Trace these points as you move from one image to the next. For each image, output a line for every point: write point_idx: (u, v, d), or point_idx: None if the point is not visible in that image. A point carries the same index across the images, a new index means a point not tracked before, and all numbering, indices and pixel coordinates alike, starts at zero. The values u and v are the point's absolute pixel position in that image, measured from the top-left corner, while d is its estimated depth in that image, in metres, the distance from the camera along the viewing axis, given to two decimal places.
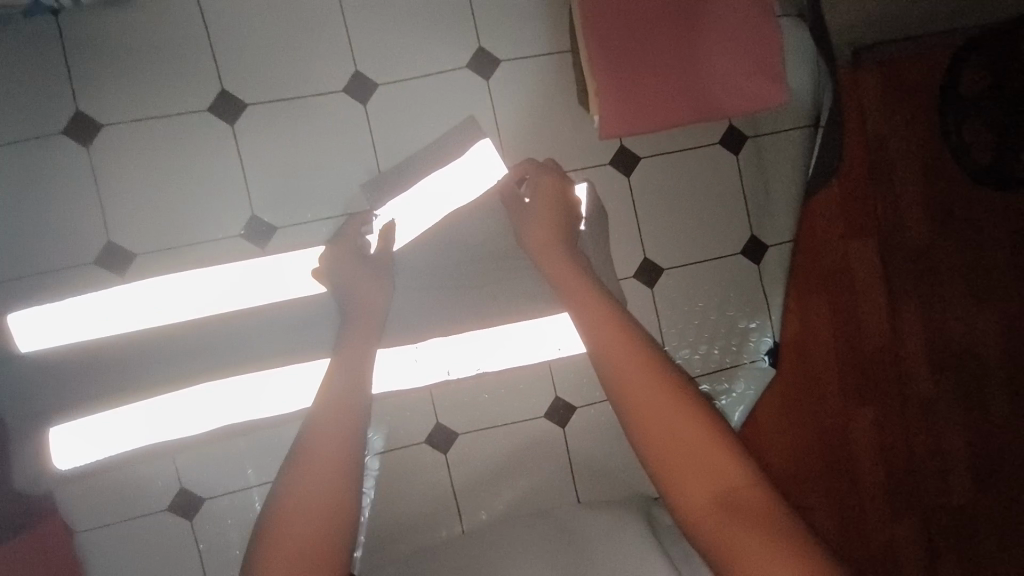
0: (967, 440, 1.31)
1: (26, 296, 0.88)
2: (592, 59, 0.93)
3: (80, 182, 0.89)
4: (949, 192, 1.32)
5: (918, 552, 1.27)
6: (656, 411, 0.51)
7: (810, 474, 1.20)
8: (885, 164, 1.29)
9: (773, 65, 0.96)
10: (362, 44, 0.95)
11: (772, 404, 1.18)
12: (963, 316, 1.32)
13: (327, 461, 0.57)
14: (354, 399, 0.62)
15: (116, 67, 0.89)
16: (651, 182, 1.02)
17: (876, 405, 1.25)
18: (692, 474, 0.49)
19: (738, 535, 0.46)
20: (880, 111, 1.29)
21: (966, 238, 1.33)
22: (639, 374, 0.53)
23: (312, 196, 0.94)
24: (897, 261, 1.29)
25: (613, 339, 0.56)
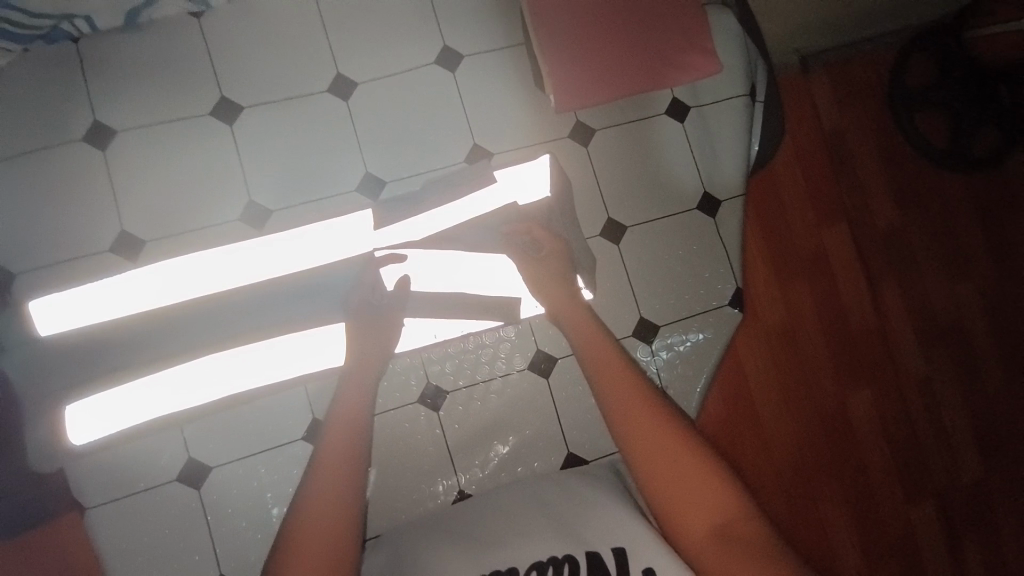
0: (967, 417, 1.38)
1: (51, 285, 0.98)
2: (543, 45, 1.05)
3: (98, 181, 1.01)
4: (917, 179, 1.43)
5: (939, 532, 1.31)
6: (671, 471, 0.62)
7: (816, 467, 1.27)
8: (850, 157, 1.40)
9: (702, 39, 1.09)
10: (342, 50, 1.08)
11: (770, 397, 1.27)
12: (948, 297, 1.41)
13: (339, 458, 0.63)
14: (357, 410, 0.69)
15: (130, 80, 1.02)
16: (607, 150, 1.13)
17: (871, 389, 1.33)
18: (692, 507, 0.61)
19: (728, 559, 0.57)
20: (838, 104, 1.40)
21: (939, 222, 1.43)
22: (649, 432, 0.64)
23: (303, 182, 1.06)
24: (875, 252, 1.39)
25: (626, 392, 0.67)
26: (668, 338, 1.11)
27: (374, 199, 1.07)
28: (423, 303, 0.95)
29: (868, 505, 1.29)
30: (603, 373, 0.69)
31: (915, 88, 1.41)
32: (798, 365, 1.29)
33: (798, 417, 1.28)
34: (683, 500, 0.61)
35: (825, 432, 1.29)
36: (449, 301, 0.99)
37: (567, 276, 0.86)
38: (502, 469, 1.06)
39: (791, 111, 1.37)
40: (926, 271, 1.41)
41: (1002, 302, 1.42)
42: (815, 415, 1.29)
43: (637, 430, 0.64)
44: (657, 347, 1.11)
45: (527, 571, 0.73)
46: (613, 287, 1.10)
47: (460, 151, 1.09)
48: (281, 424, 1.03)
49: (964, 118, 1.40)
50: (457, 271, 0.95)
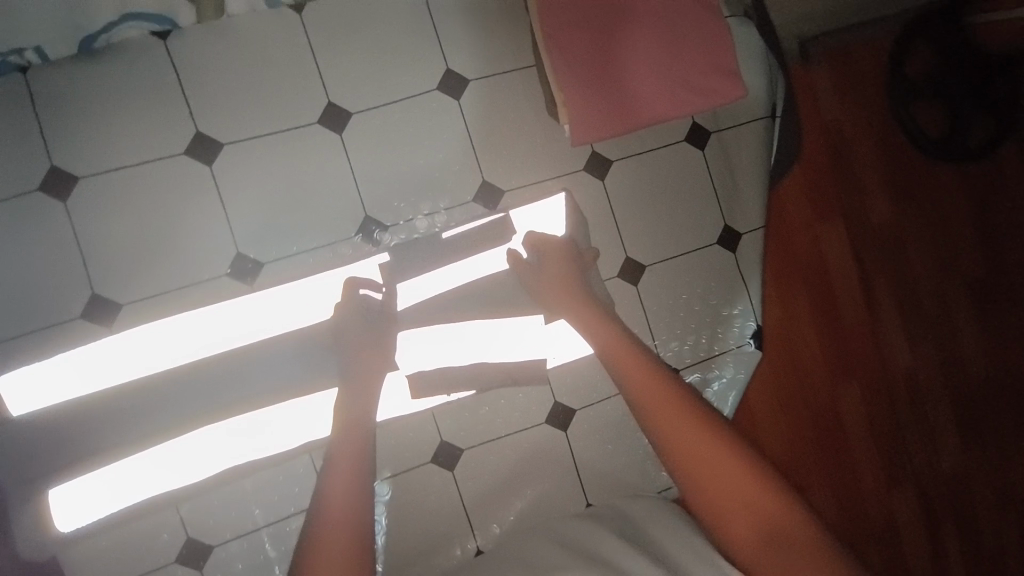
0: (954, 409, 1.39)
1: (17, 359, 0.88)
2: (553, 67, 0.95)
3: (63, 237, 0.89)
4: (911, 171, 1.40)
5: (919, 520, 1.33)
6: (710, 463, 0.59)
7: (807, 464, 1.26)
8: (846, 150, 1.35)
9: (727, 64, 1.00)
10: (333, 76, 0.96)
11: (765, 398, 1.24)
12: (935, 286, 1.40)
13: (340, 504, 0.59)
14: (360, 420, 0.70)
15: (92, 115, 0.89)
16: (624, 184, 1.05)
17: (861, 384, 1.31)
18: (735, 500, 0.58)
19: (785, 560, 0.54)
20: (837, 98, 1.35)
21: (932, 215, 1.41)
22: (681, 422, 0.62)
23: (296, 229, 0.95)
24: (867, 241, 1.35)
25: (654, 390, 0.65)
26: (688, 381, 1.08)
27: (377, 246, 0.97)
28: (434, 374, 0.96)
29: (856, 497, 1.29)
30: (632, 372, 0.67)
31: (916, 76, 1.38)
32: (791, 362, 1.26)
33: (789, 415, 1.25)
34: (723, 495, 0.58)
35: (815, 429, 1.27)
36: (459, 372, 0.97)
37: (602, 310, 0.81)
38: (521, 523, 1.02)
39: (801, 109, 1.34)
40: (914, 260, 1.39)
41: (991, 297, 1.42)
42: (806, 411, 1.26)
43: (665, 428, 0.62)
44: None
45: None
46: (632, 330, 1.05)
47: (470, 189, 1.00)
48: (287, 494, 0.95)
49: (958, 108, 1.37)
50: (457, 345, 0.97)
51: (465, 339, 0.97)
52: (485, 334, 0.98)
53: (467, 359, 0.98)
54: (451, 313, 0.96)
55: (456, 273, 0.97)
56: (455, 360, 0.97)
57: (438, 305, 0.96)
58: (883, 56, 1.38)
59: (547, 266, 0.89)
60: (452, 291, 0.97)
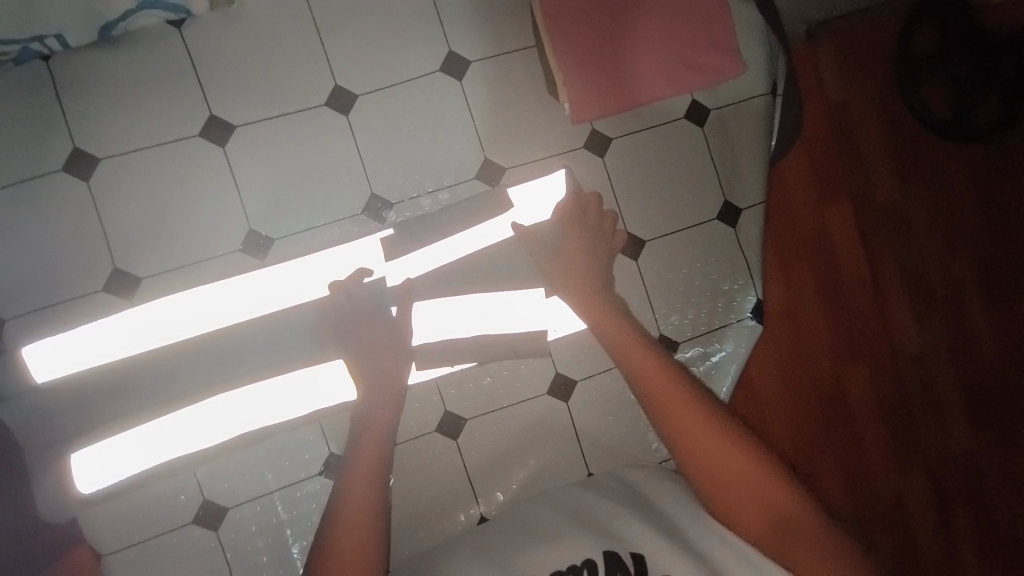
0: (961, 391, 1.39)
1: (42, 329, 0.93)
2: (553, 47, 0.97)
3: (87, 215, 0.94)
4: (917, 152, 1.40)
5: (931, 505, 1.34)
6: (729, 468, 0.65)
7: (820, 449, 1.27)
8: (850, 129, 1.36)
9: (725, 40, 1.01)
10: (339, 59, 1.00)
11: (775, 379, 1.24)
12: (943, 267, 1.40)
13: (356, 526, 0.63)
14: (382, 419, 0.73)
15: (111, 99, 0.94)
16: (624, 161, 1.07)
17: (869, 367, 1.31)
18: (751, 500, 0.65)
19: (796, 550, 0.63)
20: (841, 77, 1.35)
21: (938, 196, 1.41)
22: (698, 429, 0.66)
23: (306, 206, 0.99)
24: (874, 222, 1.36)
25: (663, 382, 0.69)
26: (689, 355, 1.09)
27: (382, 223, 1.01)
28: (439, 347, 0.97)
29: (864, 480, 1.30)
30: (648, 380, 0.70)
31: (922, 55, 1.36)
32: (797, 344, 1.26)
33: (801, 398, 1.25)
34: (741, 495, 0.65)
35: (824, 411, 1.27)
36: (464, 343, 0.99)
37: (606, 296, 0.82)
38: (524, 491, 1.05)
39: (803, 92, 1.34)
40: (921, 243, 1.39)
41: (1002, 278, 1.41)
42: (819, 394, 1.26)
43: (675, 418, 0.67)
44: None
45: None
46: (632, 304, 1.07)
47: (472, 167, 1.03)
48: (298, 459, 0.99)
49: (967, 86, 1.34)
50: (457, 317, 0.98)
51: (466, 311, 0.99)
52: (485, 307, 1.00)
53: (469, 331, 0.99)
54: (453, 287, 0.98)
55: (456, 245, 0.99)
56: (458, 333, 0.99)
57: (440, 278, 0.99)
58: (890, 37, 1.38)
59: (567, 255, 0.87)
60: (453, 263, 0.99)
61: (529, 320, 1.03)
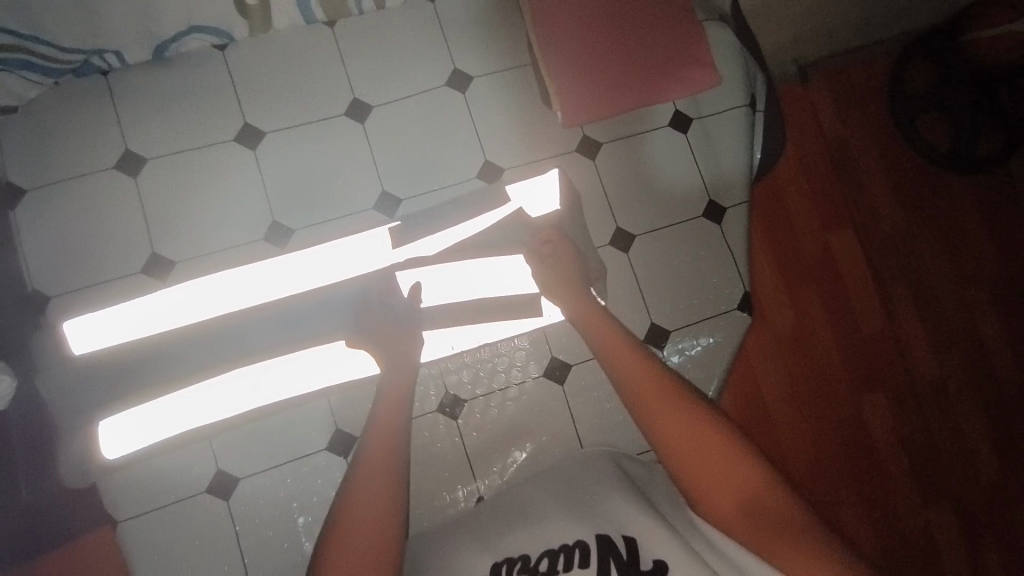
0: (987, 423, 1.37)
1: (86, 307, 1.03)
2: (547, 61, 1.09)
3: (132, 207, 1.06)
4: (921, 184, 1.45)
5: (957, 533, 1.31)
6: (695, 448, 0.64)
7: (833, 471, 1.28)
8: (849, 163, 1.43)
9: (701, 54, 1.12)
10: (358, 75, 1.13)
11: (782, 398, 1.29)
12: (957, 298, 1.42)
13: (368, 521, 0.62)
14: (394, 416, 0.73)
15: (160, 108, 1.08)
16: (613, 162, 1.17)
17: (886, 395, 1.33)
18: (720, 482, 0.62)
19: (762, 535, 0.58)
20: (837, 114, 1.44)
21: (946, 225, 1.45)
22: (665, 409, 0.67)
23: (324, 202, 1.10)
24: (880, 252, 1.41)
25: (643, 378, 0.70)
26: (679, 343, 1.14)
27: (391, 216, 1.11)
28: (439, 315, 1.02)
29: (886, 510, 1.29)
30: (623, 363, 0.73)
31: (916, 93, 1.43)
32: (808, 366, 1.31)
33: (809, 419, 1.29)
34: (710, 477, 0.63)
35: (838, 435, 1.30)
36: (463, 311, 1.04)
37: (597, 309, 0.85)
38: (521, 472, 1.09)
39: (793, 122, 1.42)
40: (933, 272, 1.42)
41: (1017, 307, 1.42)
42: (827, 415, 1.30)
43: (648, 406, 0.68)
44: (669, 352, 1.14)
45: (539, 557, 0.74)
46: (624, 295, 1.14)
47: (474, 167, 1.14)
48: (306, 434, 1.05)
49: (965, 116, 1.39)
50: (457, 281, 1.02)
51: (465, 277, 1.02)
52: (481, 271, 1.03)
53: (474, 295, 1.04)
54: (452, 253, 1.03)
55: (458, 233, 1.08)
56: (461, 297, 1.03)
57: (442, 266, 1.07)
58: (880, 71, 1.47)
59: (558, 269, 0.92)
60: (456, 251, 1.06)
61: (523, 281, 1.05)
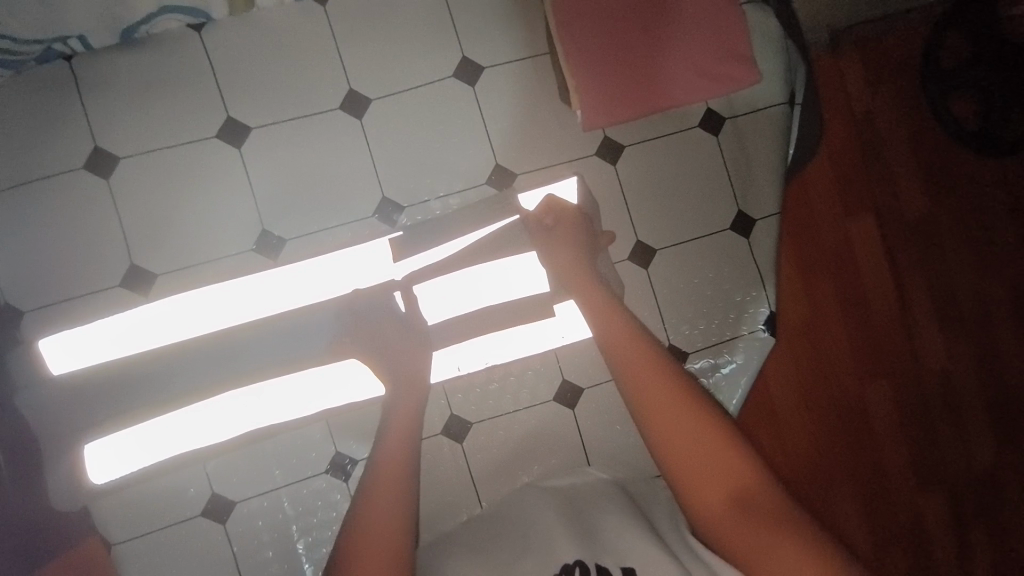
0: (988, 415, 1.30)
1: (62, 322, 0.96)
2: (566, 54, 0.97)
3: (107, 212, 0.97)
4: (948, 164, 1.32)
5: (948, 523, 1.27)
6: (692, 446, 0.55)
7: (828, 465, 1.24)
8: (876, 144, 1.29)
9: (741, 48, 0.99)
10: (355, 63, 1.01)
11: (788, 395, 1.22)
12: (972, 283, 1.32)
13: (383, 544, 0.56)
14: (406, 425, 0.65)
15: (132, 100, 0.97)
16: (636, 168, 1.07)
17: (890, 383, 1.26)
18: (715, 482, 0.54)
19: (750, 533, 0.52)
20: (868, 88, 1.29)
21: (969, 206, 1.32)
22: (663, 401, 0.57)
23: (318, 209, 1.00)
24: (898, 235, 1.29)
25: (640, 366, 0.59)
26: (695, 366, 1.09)
27: (393, 226, 1.01)
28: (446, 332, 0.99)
29: (879, 499, 1.25)
30: (617, 354, 0.61)
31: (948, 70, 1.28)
32: (815, 358, 1.22)
33: (813, 414, 1.23)
34: (705, 478, 0.54)
35: (839, 425, 1.24)
36: (467, 323, 1.00)
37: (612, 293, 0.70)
38: None
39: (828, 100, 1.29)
40: (952, 258, 1.31)
41: None
42: (832, 412, 1.23)
43: (644, 398, 0.58)
44: None
45: None
46: (641, 313, 1.07)
47: (483, 173, 1.03)
48: (305, 458, 1.00)
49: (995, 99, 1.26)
50: (460, 293, 0.98)
51: (468, 287, 0.98)
52: (484, 279, 0.98)
53: (478, 304, 0.99)
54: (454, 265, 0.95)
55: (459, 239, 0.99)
56: (462, 309, 0.99)
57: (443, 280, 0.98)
58: (916, 46, 1.31)
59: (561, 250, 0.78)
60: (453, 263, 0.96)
61: (530, 285, 0.99)
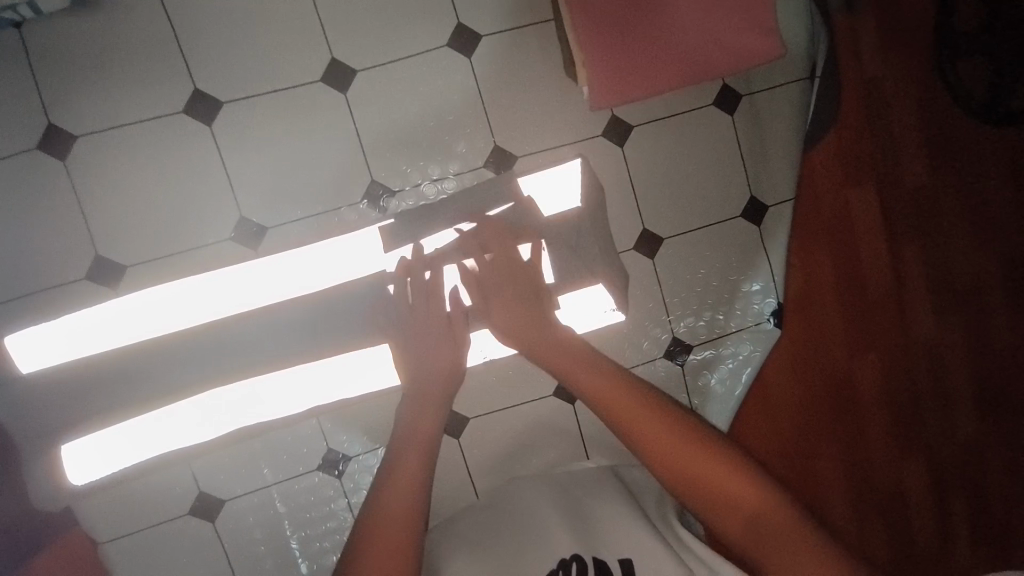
0: (976, 407, 1.17)
1: (26, 318, 0.88)
2: (575, 23, 0.88)
3: (68, 199, 0.89)
4: (954, 125, 1.15)
5: (932, 520, 1.14)
6: (684, 458, 0.57)
7: (814, 461, 1.08)
8: (880, 101, 1.12)
9: (765, 19, 0.91)
10: (338, 31, 0.91)
11: (776, 385, 1.07)
12: (971, 260, 1.16)
13: (400, 525, 0.54)
14: (434, 403, 0.64)
15: (88, 72, 0.87)
16: (645, 150, 1.00)
17: (883, 370, 1.11)
18: (711, 492, 0.56)
19: (760, 537, 0.55)
20: (875, 37, 1.11)
21: (971, 174, 1.16)
22: (646, 421, 0.59)
23: (301, 194, 0.92)
24: (897, 204, 1.12)
25: (616, 387, 0.62)
26: (699, 359, 1.05)
27: (383, 212, 0.94)
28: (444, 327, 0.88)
29: (865, 498, 1.11)
30: (594, 379, 0.63)
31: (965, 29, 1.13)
32: (804, 345, 1.07)
33: (800, 405, 1.07)
34: (702, 489, 0.57)
35: (827, 418, 1.08)
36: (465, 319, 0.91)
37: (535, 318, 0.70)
38: None
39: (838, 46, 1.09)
40: (950, 230, 1.16)
41: None
42: (819, 404, 1.08)
43: (627, 420, 0.60)
44: (690, 368, 1.05)
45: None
46: (645, 304, 1.03)
47: (480, 154, 0.95)
48: (296, 454, 0.97)
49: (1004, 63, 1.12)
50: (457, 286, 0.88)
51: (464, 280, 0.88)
52: None
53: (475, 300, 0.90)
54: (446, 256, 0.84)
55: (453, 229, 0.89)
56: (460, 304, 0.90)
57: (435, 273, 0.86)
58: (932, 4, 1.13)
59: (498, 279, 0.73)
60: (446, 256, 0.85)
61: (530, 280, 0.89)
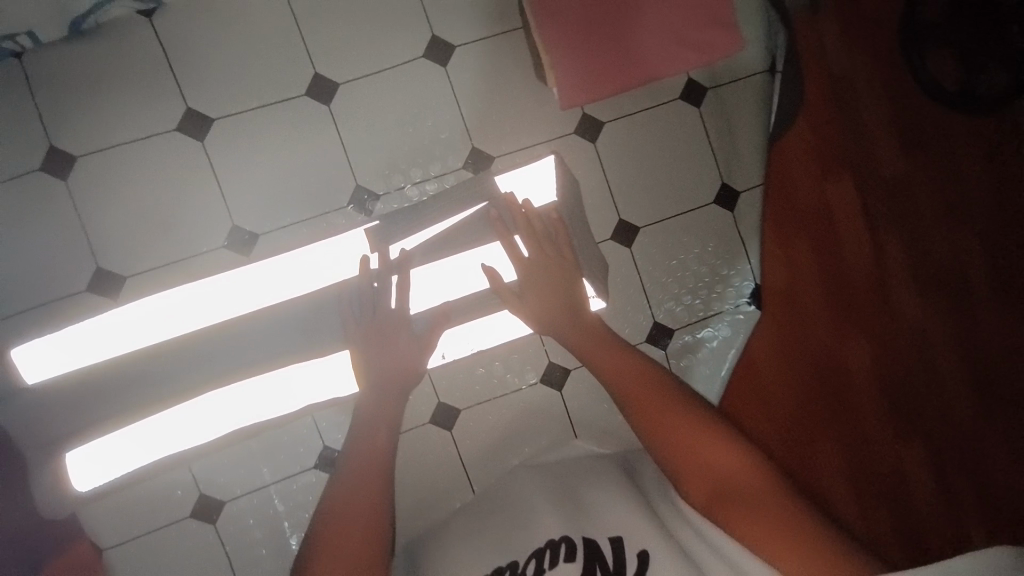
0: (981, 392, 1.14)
1: (32, 331, 0.93)
2: (541, 28, 0.93)
3: (69, 216, 0.94)
4: (926, 116, 1.18)
5: (941, 507, 1.12)
6: (682, 434, 0.62)
7: (810, 446, 1.09)
8: (852, 96, 1.16)
9: (720, 13, 0.96)
10: (320, 47, 0.97)
11: (765, 373, 1.09)
12: (959, 244, 1.16)
13: (361, 518, 0.61)
14: (391, 409, 0.74)
15: (86, 96, 0.93)
16: (616, 144, 1.05)
17: (875, 357, 1.13)
18: (703, 469, 0.59)
19: (740, 513, 0.54)
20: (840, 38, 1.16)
21: (950, 161, 1.18)
22: (651, 400, 0.66)
23: (290, 201, 0.97)
24: (876, 193, 1.15)
25: (629, 369, 0.70)
26: (680, 343, 1.08)
27: (369, 215, 0.98)
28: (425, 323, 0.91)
29: (866, 482, 1.11)
30: (609, 362, 0.72)
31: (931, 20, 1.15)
32: (792, 332, 1.10)
33: (792, 392, 1.09)
34: (694, 466, 0.60)
35: (819, 404, 1.10)
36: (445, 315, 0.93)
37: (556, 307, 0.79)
38: None
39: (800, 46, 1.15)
40: (935, 216, 1.17)
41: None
42: (811, 389, 1.10)
43: (634, 398, 0.67)
44: (672, 351, 1.08)
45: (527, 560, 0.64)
46: (626, 291, 1.07)
47: (459, 155, 1.00)
48: (292, 454, 0.99)
49: (976, 51, 1.14)
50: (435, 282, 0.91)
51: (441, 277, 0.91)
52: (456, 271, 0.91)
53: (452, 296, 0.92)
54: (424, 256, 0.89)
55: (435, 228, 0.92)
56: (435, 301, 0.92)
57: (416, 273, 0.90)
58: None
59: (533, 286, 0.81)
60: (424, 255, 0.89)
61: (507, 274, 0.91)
